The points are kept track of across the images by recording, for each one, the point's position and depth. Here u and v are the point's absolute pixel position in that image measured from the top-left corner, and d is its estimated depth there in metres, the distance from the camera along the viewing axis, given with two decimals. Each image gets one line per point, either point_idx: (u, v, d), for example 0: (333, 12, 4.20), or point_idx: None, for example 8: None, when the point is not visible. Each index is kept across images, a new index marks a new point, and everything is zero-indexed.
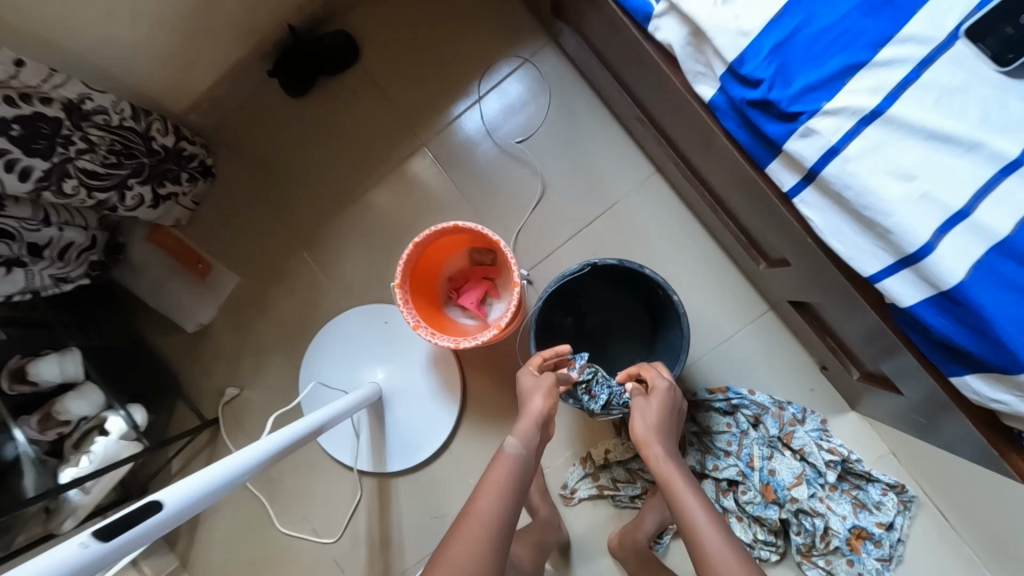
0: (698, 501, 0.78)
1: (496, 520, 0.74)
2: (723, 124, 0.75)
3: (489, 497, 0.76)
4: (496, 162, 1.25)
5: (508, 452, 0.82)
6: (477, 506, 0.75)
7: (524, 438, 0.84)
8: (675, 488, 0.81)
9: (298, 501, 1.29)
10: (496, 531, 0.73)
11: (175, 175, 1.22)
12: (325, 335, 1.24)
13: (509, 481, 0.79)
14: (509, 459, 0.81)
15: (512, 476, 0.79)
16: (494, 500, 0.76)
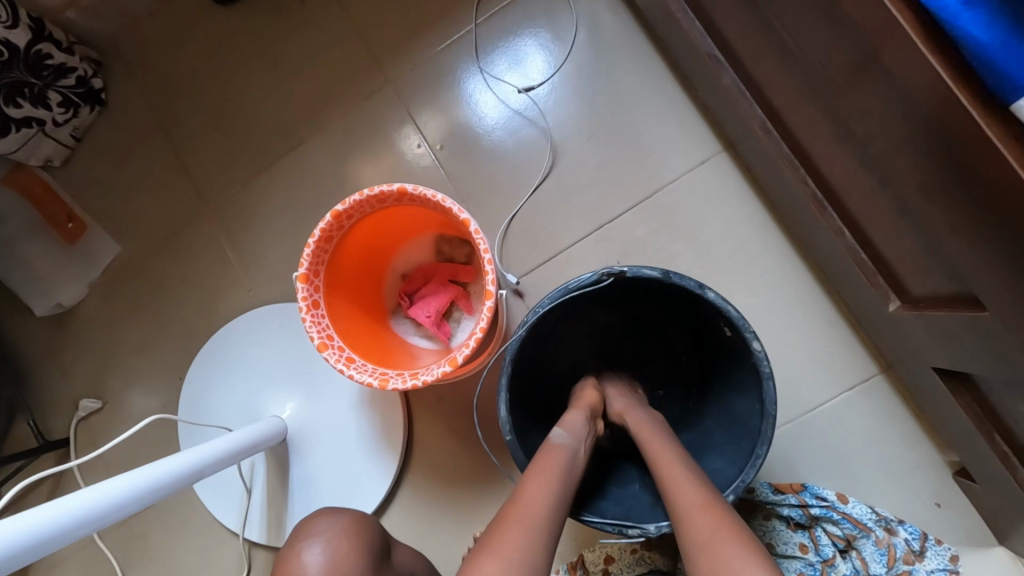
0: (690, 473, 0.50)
1: (548, 526, 0.47)
2: (924, 4, 0.36)
3: (541, 492, 0.49)
4: (489, 116, 0.88)
5: (556, 444, 0.54)
6: (523, 498, 0.49)
7: (579, 424, 0.57)
8: (666, 469, 0.51)
9: (161, 569, 0.90)
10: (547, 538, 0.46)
11: (38, 93, 0.86)
12: (223, 340, 0.88)
13: (564, 478, 0.51)
14: (557, 453, 0.53)
15: (567, 473, 0.52)
16: (548, 495, 0.49)
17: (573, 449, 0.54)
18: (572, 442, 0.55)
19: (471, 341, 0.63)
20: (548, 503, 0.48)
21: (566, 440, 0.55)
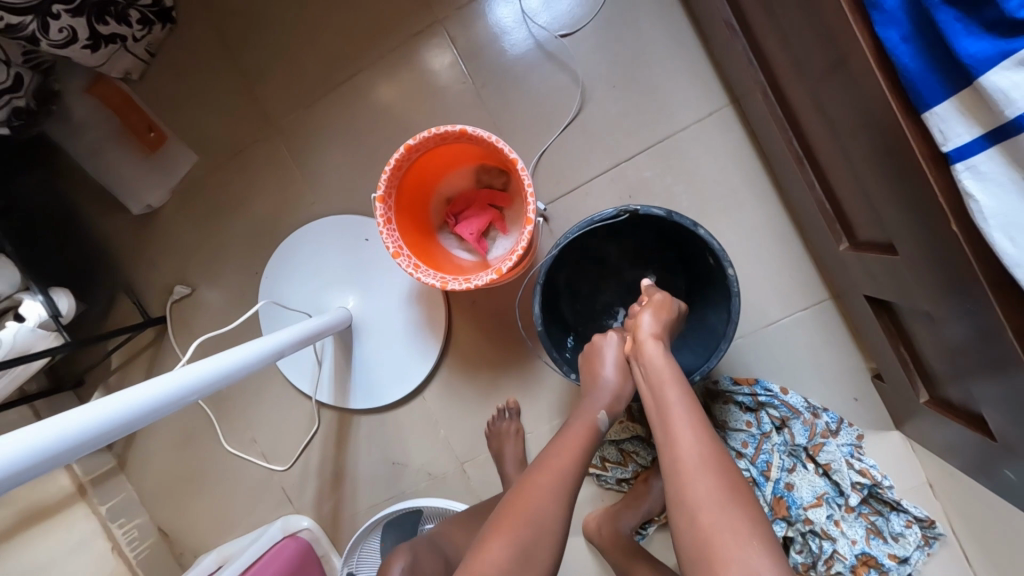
0: (690, 429, 0.63)
1: (558, 489, 0.64)
2: (878, 34, 0.50)
3: (554, 459, 0.66)
4: (527, 58, 0.98)
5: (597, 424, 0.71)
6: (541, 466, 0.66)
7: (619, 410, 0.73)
8: (664, 398, 0.66)
9: (249, 422, 1.15)
10: (558, 497, 0.64)
11: (122, 12, 0.95)
12: (294, 243, 1.05)
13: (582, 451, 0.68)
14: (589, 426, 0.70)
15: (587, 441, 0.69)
16: (563, 465, 0.66)
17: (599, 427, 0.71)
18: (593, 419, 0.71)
19: (514, 255, 0.81)
20: (567, 470, 0.65)
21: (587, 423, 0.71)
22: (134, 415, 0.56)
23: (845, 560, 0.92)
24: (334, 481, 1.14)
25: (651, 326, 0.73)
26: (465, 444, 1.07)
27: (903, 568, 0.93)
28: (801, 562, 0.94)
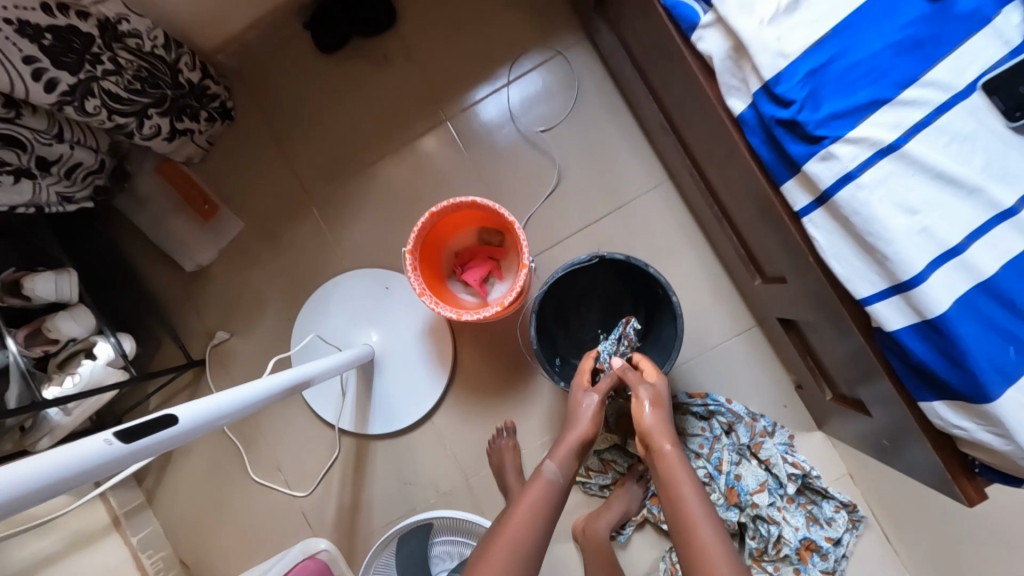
0: (700, 519, 0.76)
1: (529, 546, 0.77)
2: (748, 139, 0.78)
3: (521, 514, 0.80)
4: (515, 146, 1.27)
5: (547, 476, 0.84)
6: (511, 519, 0.80)
7: (566, 467, 0.86)
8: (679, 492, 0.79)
9: (275, 452, 1.30)
10: (526, 551, 0.76)
11: (195, 112, 1.21)
12: (324, 292, 1.26)
13: (542, 508, 0.81)
14: (544, 484, 0.84)
15: (548, 501, 0.82)
16: (528, 516, 0.79)
17: (555, 480, 0.84)
18: (557, 474, 0.85)
19: (514, 291, 1.05)
20: (529, 522, 0.79)
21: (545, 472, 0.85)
22: (228, 409, 0.67)
23: (790, 544, 1.11)
24: (351, 503, 1.28)
25: (656, 420, 0.86)
26: (469, 462, 1.25)
27: (837, 549, 1.13)
28: (755, 547, 1.13)
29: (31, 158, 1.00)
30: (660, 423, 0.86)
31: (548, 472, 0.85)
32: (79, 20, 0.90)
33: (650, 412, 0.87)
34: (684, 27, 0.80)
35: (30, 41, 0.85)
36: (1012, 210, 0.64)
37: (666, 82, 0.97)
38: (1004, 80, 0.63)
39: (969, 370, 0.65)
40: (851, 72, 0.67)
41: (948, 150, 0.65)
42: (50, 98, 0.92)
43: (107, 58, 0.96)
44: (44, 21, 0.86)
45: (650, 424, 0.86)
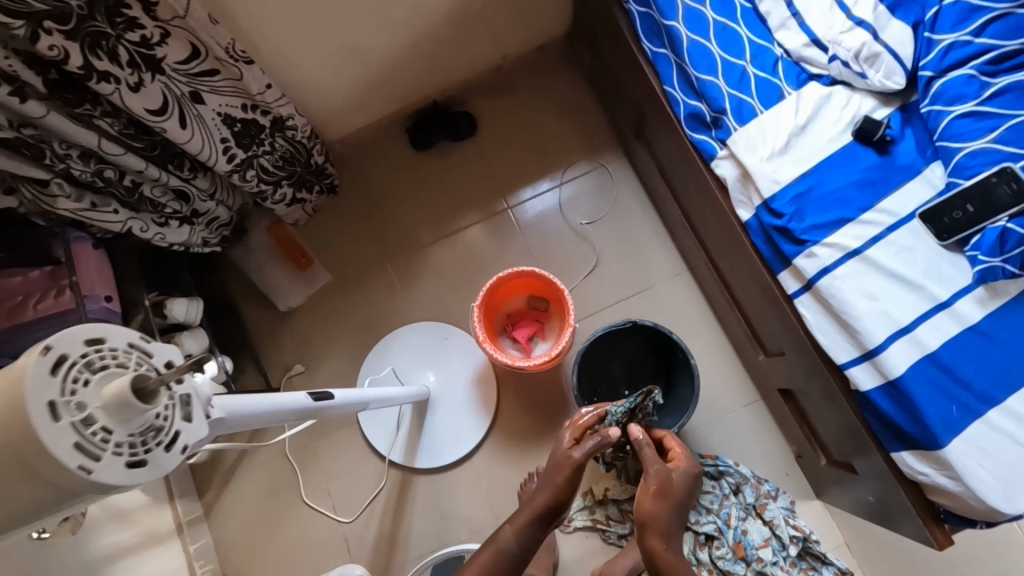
0: None
1: None
2: (752, 239, 1.04)
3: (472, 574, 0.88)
4: (563, 233, 1.54)
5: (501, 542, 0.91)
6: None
7: (521, 537, 0.91)
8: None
9: (327, 479, 1.45)
10: None
11: (312, 187, 1.49)
12: (392, 338, 1.49)
13: (490, 573, 0.88)
14: (498, 548, 0.90)
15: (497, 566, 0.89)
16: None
17: (507, 548, 0.90)
18: (508, 543, 0.90)
19: (560, 346, 1.28)
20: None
21: (499, 539, 0.91)
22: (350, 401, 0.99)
23: None
24: (390, 532, 1.41)
25: (654, 509, 0.90)
26: (501, 502, 1.39)
27: None
28: None
29: (191, 209, 1.27)
30: (659, 505, 0.90)
31: (503, 540, 0.91)
32: (261, 115, 1.22)
33: (651, 493, 0.91)
34: (705, 156, 1.08)
35: (228, 128, 1.15)
36: (947, 303, 0.87)
37: (691, 194, 1.25)
38: (937, 211, 0.88)
39: (924, 422, 0.85)
40: (826, 198, 0.94)
41: (897, 256, 0.90)
42: (227, 166, 1.21)
43: (268, 142, 1.27)
44: (240, 115, 1.16)
45: (649, 504, 0.90)
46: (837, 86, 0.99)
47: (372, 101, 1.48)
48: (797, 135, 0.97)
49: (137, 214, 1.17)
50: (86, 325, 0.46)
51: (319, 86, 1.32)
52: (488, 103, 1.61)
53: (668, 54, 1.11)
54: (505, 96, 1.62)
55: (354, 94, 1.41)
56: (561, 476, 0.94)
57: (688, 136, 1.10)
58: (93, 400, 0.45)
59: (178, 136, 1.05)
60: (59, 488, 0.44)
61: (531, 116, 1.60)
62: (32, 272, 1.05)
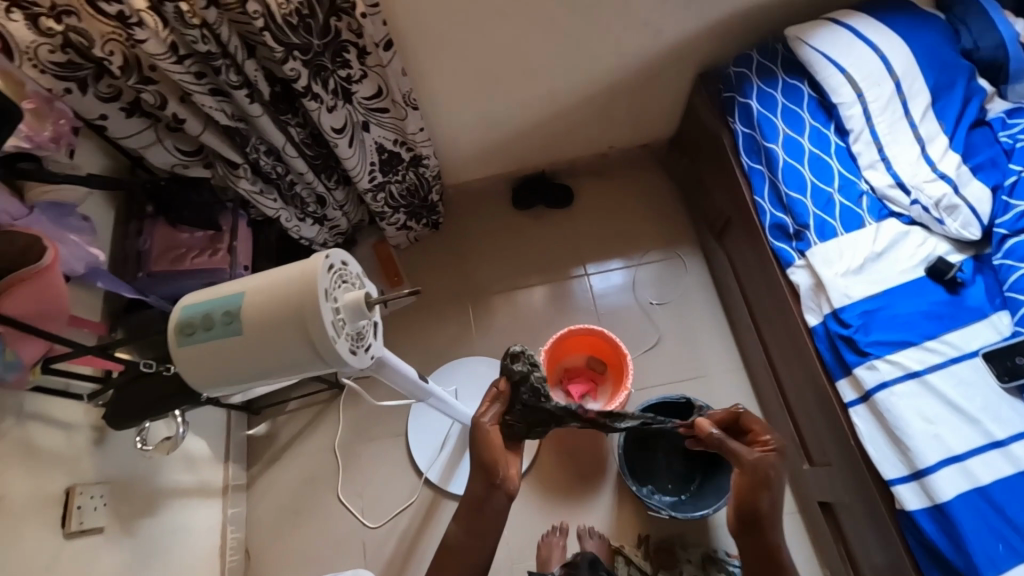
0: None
1: None
2: (816, 344, 1.12)
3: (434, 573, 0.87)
4: (633, 309, 1.64)
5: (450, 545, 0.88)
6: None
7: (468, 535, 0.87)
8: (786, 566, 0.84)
9: (363, 480, 1.52)
10: None
11: (422, 219, 1.69)
12: (455, 365, 1.60)
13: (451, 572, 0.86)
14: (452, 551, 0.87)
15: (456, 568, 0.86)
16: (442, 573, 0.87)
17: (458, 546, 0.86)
18: (454, 539, 0.87)
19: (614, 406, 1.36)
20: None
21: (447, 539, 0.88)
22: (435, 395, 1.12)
23: None
24: (408, 549, 1.45)
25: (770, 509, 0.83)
26: (518, 549, 1.40)
27: None
28: None
29: (323, 211, 1.49)
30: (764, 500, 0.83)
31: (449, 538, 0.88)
32: (405, 151, 1.45)
33: (758, 490, 0.83)
34: (783, 262, 1.19)
35: (377, 155, 1.39)
36: (1003, 442, 0.90)
37: (762, 297, 1.35)
38: (1001, 354, 0.94)
39: (968, 553, 0.87)
40: (893, 319, 1.02)
41: (956, 387, 0.95)
42: (367, 185, 1.44)
43: (402, 173, 1.49)
44: (391, 147, 1.40)
45: (755, 499, 0.83)
46: (915, 226, 1.10)
47: (492, 161, 1.68)
48: (872, 260, 1.08)
49: (286, 206, 1.39)
50: (344, 250, 0.69)
51: (455, 140, 1.53)
52: (589, 182, 1.79)
53: (762, 171, 1.25)
54: (606, 178, 1.79)
55: (480, 153, 1.61)
56: (477, 451, 0.89)
57: (769, 242, 1.23)
58: (340, 299, 0.67)
59: (345, 153, 1.29)
60: (311, 348, 0.65)
61: (624, 200, 1.76)
62: (199, 234, 1.28)
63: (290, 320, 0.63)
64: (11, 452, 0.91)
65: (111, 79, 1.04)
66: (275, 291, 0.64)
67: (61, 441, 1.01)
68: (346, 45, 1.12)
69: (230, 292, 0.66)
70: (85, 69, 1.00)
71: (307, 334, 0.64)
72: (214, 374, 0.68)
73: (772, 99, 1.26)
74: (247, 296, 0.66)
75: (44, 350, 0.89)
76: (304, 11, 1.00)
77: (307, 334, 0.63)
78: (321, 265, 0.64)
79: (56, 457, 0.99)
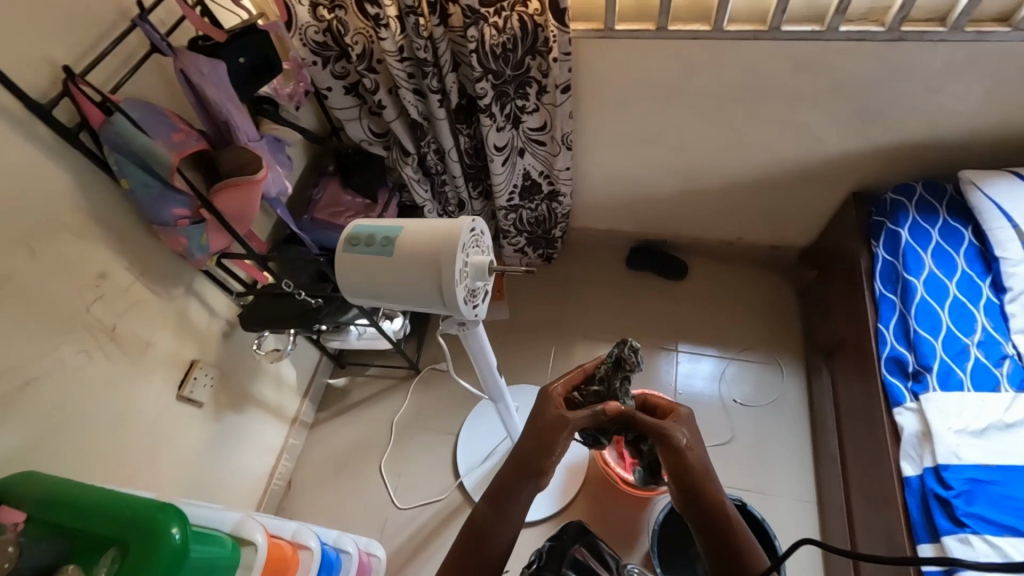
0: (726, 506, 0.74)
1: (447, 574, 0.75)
2: (905, 495, 1.02)
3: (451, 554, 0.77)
4: (714, 399, 1.59)
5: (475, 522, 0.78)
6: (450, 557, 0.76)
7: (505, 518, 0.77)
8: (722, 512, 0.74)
9: (405, 462, 1.60)
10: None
11: (538, 249, 1.81)
12: (523, 390, 1.65)
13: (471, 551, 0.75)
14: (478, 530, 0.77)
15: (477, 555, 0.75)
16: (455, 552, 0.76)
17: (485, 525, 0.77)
18: (481, 519, 0.78)
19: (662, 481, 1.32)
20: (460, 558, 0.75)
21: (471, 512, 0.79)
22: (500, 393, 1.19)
23: None
24: (421, 541, 1.49)
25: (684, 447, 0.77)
26: None
27: None
28: None
29: (458, 214, 1.67)
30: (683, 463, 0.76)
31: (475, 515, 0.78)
32: (546, 185, 1.58)
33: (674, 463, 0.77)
34: (891, 398, 1.11)
35: (520, 180, 1.54)
36: None
37: (859, 433, 1.24)
38: None
39: None
40: (1006, 498, 0.91)
41: None
42: (503, 203, 1.59)
43: (536, 202, 1.63)
44: (535, 176, 1.55)
45: (682, 466, 0.76)
46: None
47: (621, 218, 1.76)
48: (997, 429, 0.98)
49: (431, 200, 1.58)
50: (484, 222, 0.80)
51: (593, 189, 1.64)
52: (708, 267, 1.80)
53: (894, 302, 1.19)
54: (726, 268, 1.78)
55: (612, 206, 1.70)
56: (535, 436, 0.82)
57: (881, 375, 1.15)
58: (471, 259, 0.78)
59: (496, 170, 1.45)
60: (440, 292, 0.77)
61: (736, 294, 1.74)
62: (359, 200, 1.48)
63: (428, 267, 0.76)
64: (171, 312, 1.11)
65: (347, 62, 1.30)
66: (425, 239, 0.77)
67: (204, 319, 1.21)
68: (531, 80, 1.27)
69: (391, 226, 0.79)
70: (333, 51, 1.27)
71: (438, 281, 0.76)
72: (355, 285, 0.81)
73: (926, 235, 1.21)
74: (403, 234, 0.79)
75: (225, 245, 1.09)
76: (508, 46, 1.17)
77: (439, 280, 0.75)
78: (466, 229, 0.75)
79: (196, 331, 1.19)
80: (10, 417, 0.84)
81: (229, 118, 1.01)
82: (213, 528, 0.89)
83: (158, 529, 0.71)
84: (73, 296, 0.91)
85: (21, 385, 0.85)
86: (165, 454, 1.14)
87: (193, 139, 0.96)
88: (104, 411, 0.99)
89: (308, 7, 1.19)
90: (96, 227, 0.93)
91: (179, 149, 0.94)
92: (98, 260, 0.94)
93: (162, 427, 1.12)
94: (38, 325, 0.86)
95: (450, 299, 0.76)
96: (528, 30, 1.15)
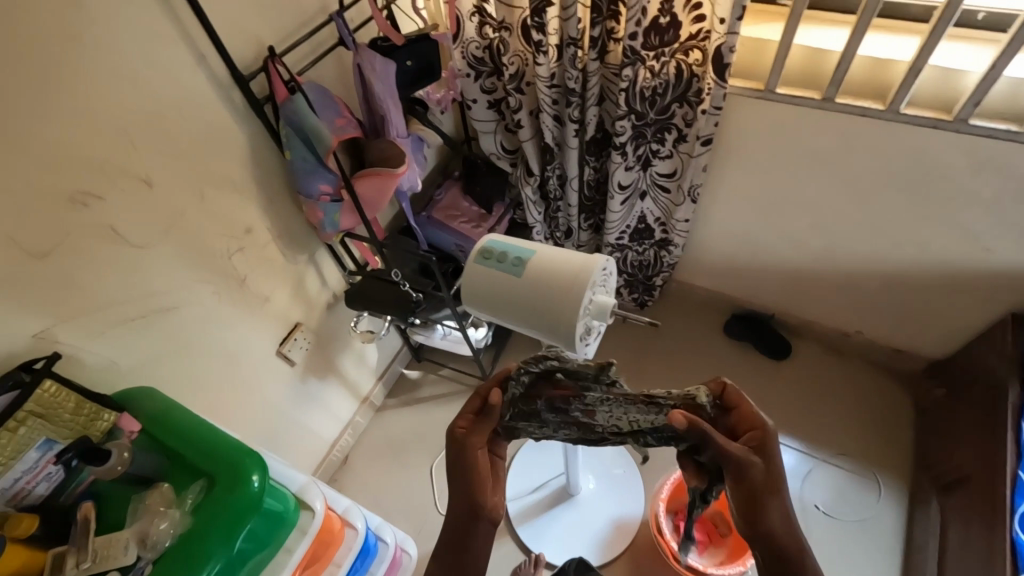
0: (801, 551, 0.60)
1: None
2: None
3: None
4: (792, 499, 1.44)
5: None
6: None
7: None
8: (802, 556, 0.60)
9: None
10: None
11: (635, 293, 1.76)
12: None
13: None
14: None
15: None
16: None
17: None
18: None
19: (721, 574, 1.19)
20: None
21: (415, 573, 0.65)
22: None
23: None
24: None
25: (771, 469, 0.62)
26: None
27: None
28: None
29: (564, 241, 1.67)
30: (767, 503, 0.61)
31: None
32: (659, 231, 1.55)
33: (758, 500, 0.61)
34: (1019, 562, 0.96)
35: (634, 221, 1.52)
36: None
37: None
38: None
39: None
40: None
41: None
42: (612, 240, 1.57)
43: (645, 246, 1.60)
44: (651, 221, 1.52)
45: (761, 509, 0.61)
46: None
47: (728, 283, 1.67)
48: None
49: (542, 223, 1.60)
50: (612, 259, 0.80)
51: (706, 247, 1.57)
52: (813, 355, 1.65)
53: None
54: (834, 362, 1.63)
55: (723, 269, 1.62)
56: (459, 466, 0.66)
57: (1011, 530, 1.00)
58: (597, 297, 0.78)
59: (614, 207, 1.44)
60: (564, 323, 0.77)
61: (841, 392, 1.59)
62: (474, 208, 1.53)
63: (553, 300, 0.77)
64: (291, 275, 1.21)
65: (497, 79, 1.37)
66: (555, 271, 0.78)
67: (315, 287, 1.30)
68: (672, 127, 1.26)
69: (526, 247, 0.80)
70: (487, 67, 1.34)
71: (561, 318, 0.77)
72: (480, 298, 0.83)
73: None
74: (536, 257, 0.80)
75: (353, 225, 1.17)
76: (658, 90, 1.17)
77: (561, 317, 0.77)
78: (597, 268, 0.75)
79: (306, 297, 1.28)
80: (146, 335, 0.94)
81: (386, 112, 1.08)
82: (281, 484, 0.93)
83: (241, 473, 0.76)
84: (221, 243, 1.01)
85: (162, 310, 0.95)
86: (253, 401, 1.23)
87: (352, 127, 1.04)
88: (216, 349, 1.08)
89: (476, 25, 1.26)
90: (254, 188, 1.04)
91: (338, 134, 1.03)
92: (247, 216, 1.05)
93: (256, 376, 1.21)
94: (188, 261, 0.96)
95: (568, 338, 0.78)
96: (683, 77, 1.14)
